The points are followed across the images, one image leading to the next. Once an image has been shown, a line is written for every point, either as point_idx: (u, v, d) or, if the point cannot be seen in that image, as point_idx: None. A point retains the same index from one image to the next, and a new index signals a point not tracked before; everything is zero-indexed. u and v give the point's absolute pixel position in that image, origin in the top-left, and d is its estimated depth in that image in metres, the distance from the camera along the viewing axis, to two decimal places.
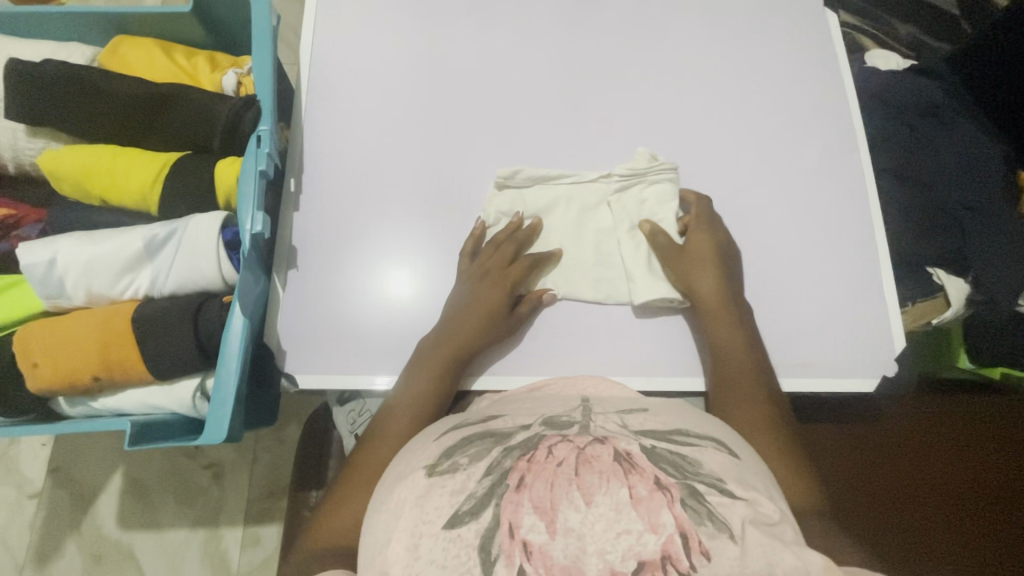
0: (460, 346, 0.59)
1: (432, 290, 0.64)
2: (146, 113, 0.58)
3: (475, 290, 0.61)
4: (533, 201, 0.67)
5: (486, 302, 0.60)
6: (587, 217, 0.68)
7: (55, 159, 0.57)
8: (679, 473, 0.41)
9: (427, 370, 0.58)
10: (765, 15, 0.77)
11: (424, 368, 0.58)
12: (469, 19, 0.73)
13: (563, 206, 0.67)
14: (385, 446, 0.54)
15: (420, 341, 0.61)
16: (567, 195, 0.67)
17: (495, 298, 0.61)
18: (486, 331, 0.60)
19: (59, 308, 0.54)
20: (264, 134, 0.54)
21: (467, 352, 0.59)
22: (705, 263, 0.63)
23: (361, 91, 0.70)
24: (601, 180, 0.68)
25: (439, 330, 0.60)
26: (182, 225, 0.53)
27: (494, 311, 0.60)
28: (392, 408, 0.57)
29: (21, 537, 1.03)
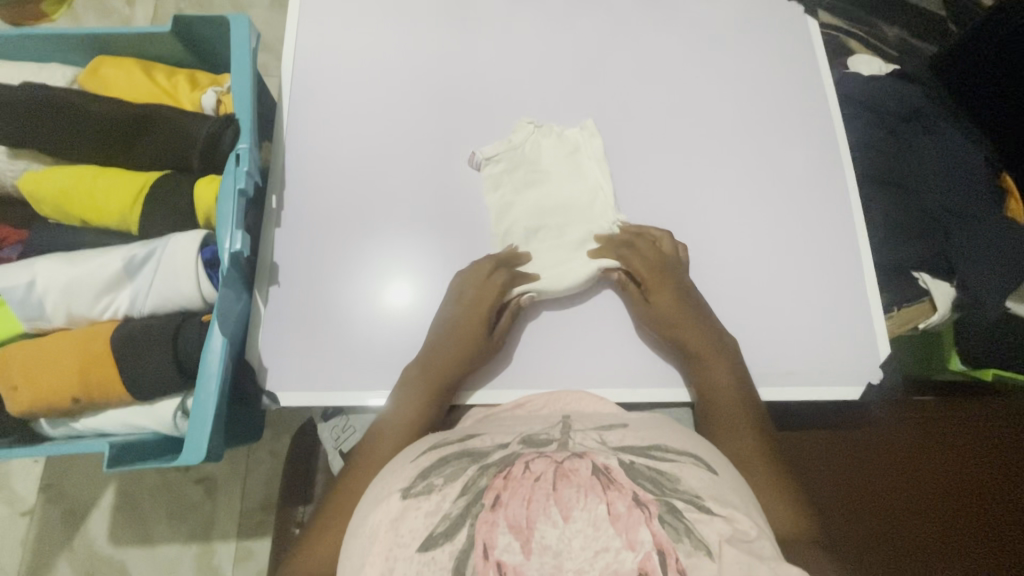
0: (445, 371, 0.59)
1: (419, 302, 0.64)
2: (127, 134, 0.58)
3: (457, 314, 0.61)
4: (501, 174, 0.68)
5: (467, 328, 0.60)
6: (559, 215, 0.67)
7: (35, 181, 0.57)
8: (657, 489, 0.41)
9: (417, 396, 0.58)
10: (746, 24, 0.77)
11: (415, 393, 0.58)
12: (450, 33, 0.74)
13: (530, 189, 0.68)
14: (366, 472, 0.54)
15: (405, 368, 0.61)
16: (547, 178, 0.69)
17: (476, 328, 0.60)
18: (470, 357, 0.60)
19: (39, 330, 0.54)
20: (243, 152, 0.54)
21: (452, 378, 0.59)
22: (669, 310, 0.61)
23: (342, 106, 0.70)
24: (597, 185, 0.68)
25: (424, 358, 0.60)
26: (160, 244, 0.53)
27: (474, 338, 0.60)
28: (380, 427, 0.57)
29: (13, 554, 1.03)
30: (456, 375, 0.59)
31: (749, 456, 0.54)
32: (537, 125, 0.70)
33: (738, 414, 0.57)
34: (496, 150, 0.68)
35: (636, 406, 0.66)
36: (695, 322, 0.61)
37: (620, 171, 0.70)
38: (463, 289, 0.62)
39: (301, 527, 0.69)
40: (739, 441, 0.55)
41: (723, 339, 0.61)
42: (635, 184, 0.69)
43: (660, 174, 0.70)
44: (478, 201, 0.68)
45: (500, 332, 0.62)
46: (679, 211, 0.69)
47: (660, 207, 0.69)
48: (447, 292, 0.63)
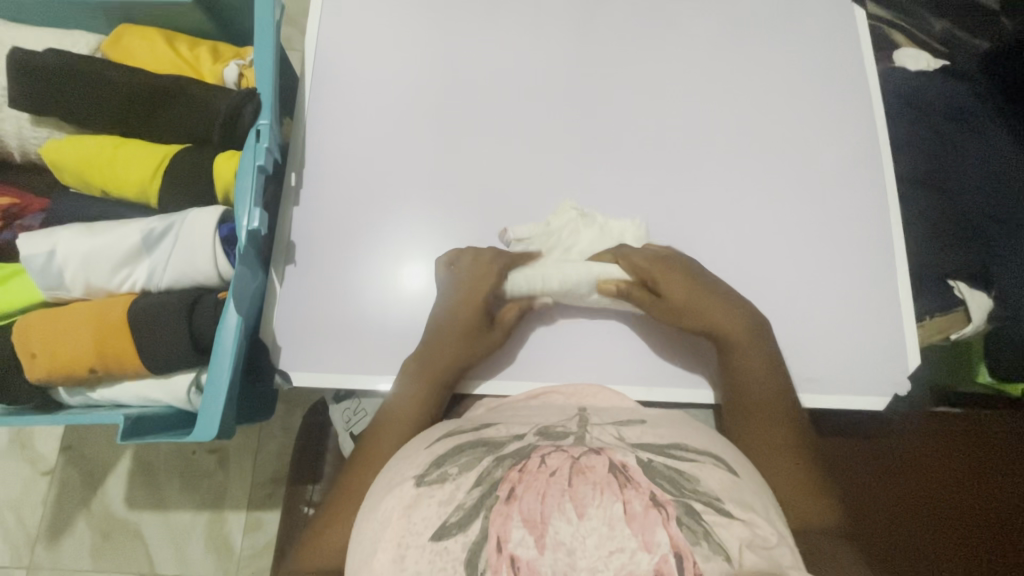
0: (448, 366, 0.59)
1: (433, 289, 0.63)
2: (149, 106, 0.58)
3: (455, 303, 0.60)
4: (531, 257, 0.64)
5: (461, 319, 0.59)
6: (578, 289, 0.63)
7: (58, 150, 0.57)
8: (676, 490, 0.41)
9: (421, 376, 0.58)
10: (788, 13, 0.73)
11: (418, 374, 0.58)
12: (478, 11, 0.71)
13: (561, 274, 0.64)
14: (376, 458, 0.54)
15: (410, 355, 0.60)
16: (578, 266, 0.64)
17: (470, 320, 0.59)
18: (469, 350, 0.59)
19: (58, 299, 0.54)
20: (263, 128, 0.54)
21: (453, 371, 0.59)
22: (690, 296, 0.59)
23: (366, 82, 0.68)
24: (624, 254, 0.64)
25: (426, 349, 0.59)
26: (179, 218, 0.53)
27: (471, 331, 0.59)
28: (387, 413, 0.58)
29: (35, 511, 1.06)
30: (466, 362, 0.59)
31: (774, 437, 0.55)
32: (580, 212, 0.65)
33: (773, 402, 0.57)
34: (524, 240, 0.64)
35: (651, 403, 0.65)
36: (724, 310, 0.58)
37: (649, 162, 0.67)
38: (459, 281, 0.61)
39: (311, 506, 0.70)
40: (768, 425, 0.56)
41: (753, 327, 0.58)
42: (663, 176, 0.67)
43: (689, 167, 0.67)
44: (500, 188, 0.66)
45: (500, 325, 0.60)
46: (708, 206, 0.66)
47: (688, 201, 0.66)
48: (451, 280, 0.61)
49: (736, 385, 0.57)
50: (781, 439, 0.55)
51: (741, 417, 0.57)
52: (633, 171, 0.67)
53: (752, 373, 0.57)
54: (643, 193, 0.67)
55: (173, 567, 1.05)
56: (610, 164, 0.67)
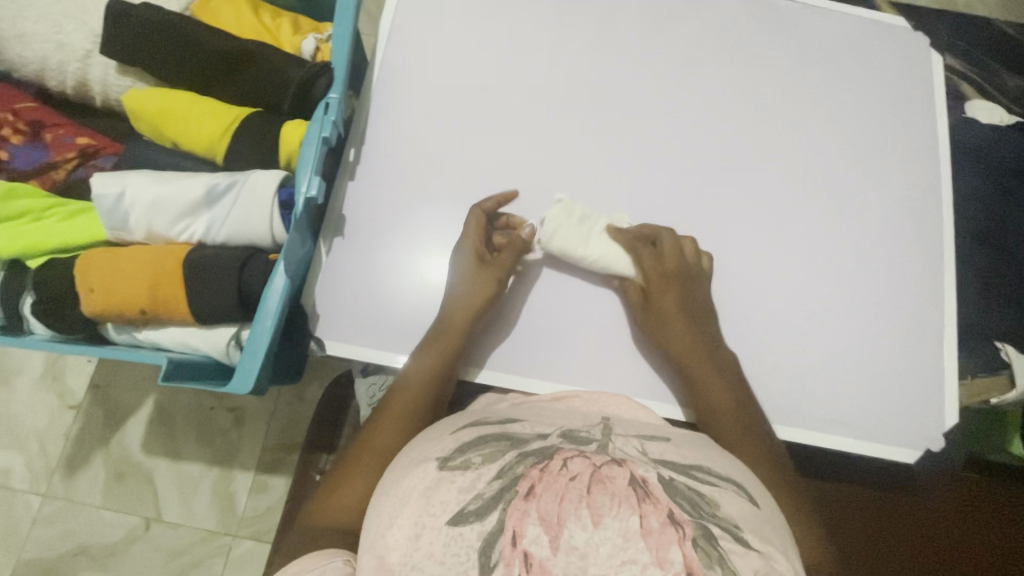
0: (438, 372, 0.58)
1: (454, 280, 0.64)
2: (228, 67, 0.60)
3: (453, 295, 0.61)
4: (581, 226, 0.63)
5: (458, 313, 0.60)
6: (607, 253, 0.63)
7: (138, 99, 0.59)
8: (696, 512, 0.41)
9: (419, 377, 0.58)
10: (863, 52, 0.72)
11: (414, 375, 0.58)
12: (551, 14, 0.72)
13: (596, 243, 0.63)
14: (393, 431, 0.56)
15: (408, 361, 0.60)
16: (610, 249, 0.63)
17: (467, 310, 0.60)
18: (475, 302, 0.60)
19: (120, 240, 0.57)
20: (332, 102, 0.55)
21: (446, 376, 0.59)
22: (666, 303, 0.61)
23: (433, 69, 0.70)
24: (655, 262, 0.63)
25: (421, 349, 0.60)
26: (243, 177, 0.55)
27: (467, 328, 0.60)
28: (394, 397, 0.58)
29: (57, 443, 1.11)
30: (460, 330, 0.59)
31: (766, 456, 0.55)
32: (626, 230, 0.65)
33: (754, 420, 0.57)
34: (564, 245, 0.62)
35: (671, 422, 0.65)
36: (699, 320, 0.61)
37: (702, 183, 0.67)
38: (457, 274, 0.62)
39: (322, 474, 0.71)
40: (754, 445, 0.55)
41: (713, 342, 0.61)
42: (714, 198, 0.67)
43: (743, 192, 0.67)
44: (551, 190, 0.67)
45: (498, 262, 0.62)
46: (757, 234, 0.66)
47: (738, 226, 0.66)
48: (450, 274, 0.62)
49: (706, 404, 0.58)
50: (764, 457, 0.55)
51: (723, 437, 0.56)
52: (685, 189, 0.67)
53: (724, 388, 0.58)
54: (693, 212, 0.66)
55: (178, 515, 1.08)
56: (664, 179, 0.67)
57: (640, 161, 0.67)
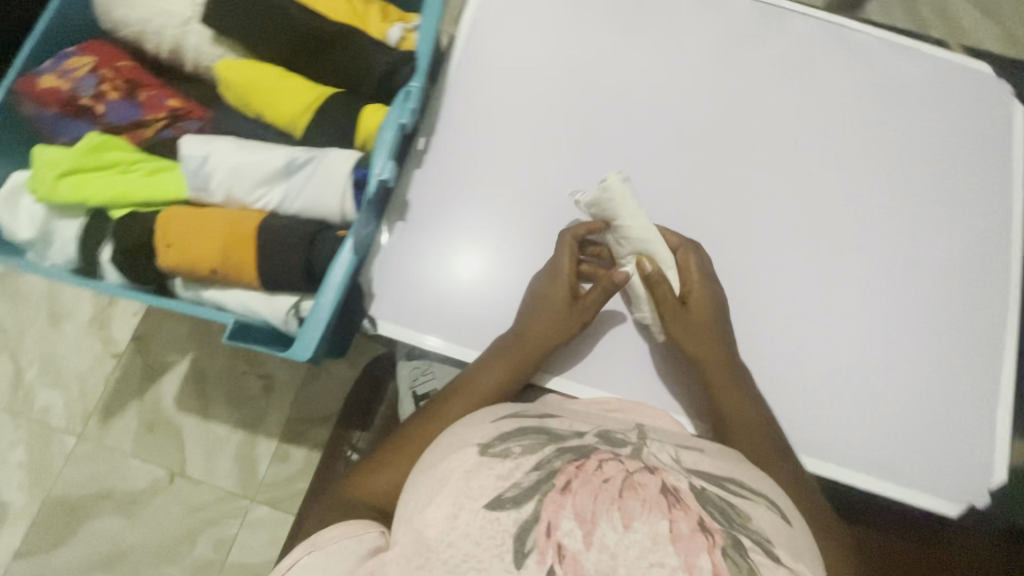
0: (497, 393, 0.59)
1: (487, 274, 0.65)
2: (317, 47, 0.62)
3: (539, 327, 0.60)
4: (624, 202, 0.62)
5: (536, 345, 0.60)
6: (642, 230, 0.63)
7: (229, 69, 0.62)
8: (726, 522, 0.42)
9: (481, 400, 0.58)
10: (945, 96, 0.71)
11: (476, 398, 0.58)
12: (631, 24, 0.72)
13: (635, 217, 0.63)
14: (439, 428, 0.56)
15: (472, 378, 0.59)
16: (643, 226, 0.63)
17: (546, 344, 0.60)
18: (561, 332, 0.60)
19: (198, 200, 0.59)
20: (413, 90, 0.57)
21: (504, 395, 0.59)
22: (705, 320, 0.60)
23: (508, 68, 0.71)
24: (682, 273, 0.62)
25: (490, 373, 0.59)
26: (321, 154, 0.57)
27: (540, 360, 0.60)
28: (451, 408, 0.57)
29: (96, 387, 1.15)
30: (532, 357, 0.60)
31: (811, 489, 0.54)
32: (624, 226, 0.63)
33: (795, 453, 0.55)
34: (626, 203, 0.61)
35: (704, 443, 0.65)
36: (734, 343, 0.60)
37: (763, 211, 0.67)
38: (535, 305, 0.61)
39: (355, 451, 0.72)
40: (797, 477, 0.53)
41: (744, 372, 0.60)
42: (774, 224, 0.66)
43: (803, 224, 0.66)
44: None
45: (586, 304, 0.61)
46: (814, 266, 0.65)
47: (795, 257, 0.65)
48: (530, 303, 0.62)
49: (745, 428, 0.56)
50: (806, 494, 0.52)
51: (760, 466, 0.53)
52: (745, 212, 0.67)
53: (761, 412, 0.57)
54: (752, 238, 0.66)
55: (201, 472, 1.11)
56: (725, 202, 0.67)
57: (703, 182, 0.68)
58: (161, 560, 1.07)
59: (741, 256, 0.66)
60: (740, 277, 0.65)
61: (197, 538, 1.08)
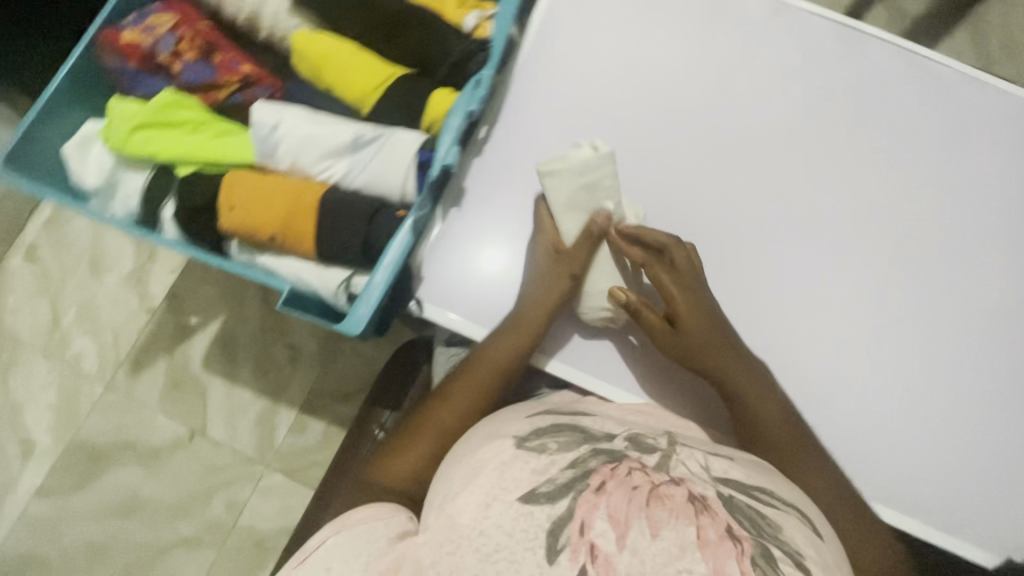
0: (494, 375, 0.59)
1: (511, 268, 0.65)
2: (393, 27, 0.62)
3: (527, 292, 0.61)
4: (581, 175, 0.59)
5: (526, 320, 0.60)
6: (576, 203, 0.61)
7: (305, 40, 0.62)
8: (756, 531, 0.42)
9: (475, 385, 0.59)
10: (1018, 139, 0.69)
11: (471, 382, 0.59)
12: (705, 31, 0.71)
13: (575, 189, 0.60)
14: (448, 413, 0.57)
15: (469, 362, 0.60)
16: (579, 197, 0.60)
17: (537, 318, 0.60)
18: (552, 291, 0.61)
19: (264, 167, 0.60)
20: (484, 78, 0.57)
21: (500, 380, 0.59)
22: (699, 335, 0.58)
23: (576, 65, 0.70)
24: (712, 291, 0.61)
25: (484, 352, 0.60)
26: (388, 132, 0.57)
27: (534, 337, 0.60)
28: (448, 394, 0.59)
29: (129, 340, 1.17)
30: (527, 344, 0.60)
31: (841, 505, 0.54)
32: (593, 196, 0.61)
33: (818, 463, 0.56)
34: (558, 171, 0.59)
35: None
36: (740, 360, 0.58)
37: (819, 235, 0.66)
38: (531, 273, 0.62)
39: (382, 431, 0.72)
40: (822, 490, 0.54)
41: (750, 378, 0.58)
42: (830, 249, 0.65)
43: (858, 253, 0.65)
44: (666, 208, 0.68)
45: (573, 257, 0.61)
46: (866, 296, 0.64)
47: (846, 285, 0.64)
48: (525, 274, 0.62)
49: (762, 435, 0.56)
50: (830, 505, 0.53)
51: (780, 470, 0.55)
52: (801, 234, 0.66)
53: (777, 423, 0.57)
54: (804, 262, 0.65)
55: (221, 434, 1.13)
56: (780, 223, 0.66)
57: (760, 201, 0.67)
58: (175, 515, 1.10)
59: (793, 278, 0.65)
60: (789, 300, 0.64)
61: (211, 497, 1.10)
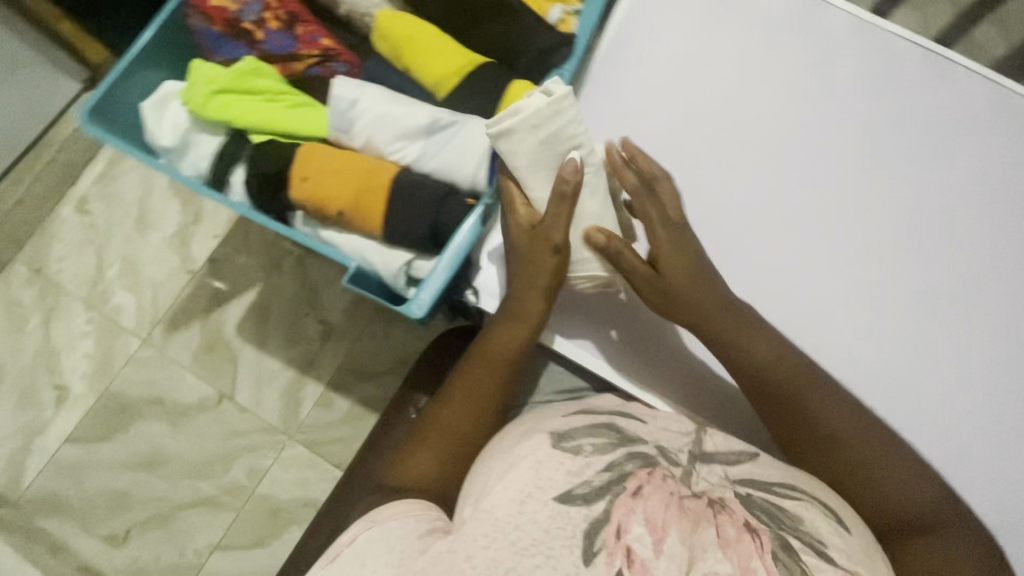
0: (490, 368, 0.56)
1: None
2: (477, 15, 0.62)
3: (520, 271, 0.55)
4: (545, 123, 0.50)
5: (521, 309, 0.56)
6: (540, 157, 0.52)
7: (389, 20, 0.62)
8: (774, 523, 0.48)
9: (478, 383, 0.56)
10: None
11: (473, 380, 0.56)
12: (786, 45, 0.69)
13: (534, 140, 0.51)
14: (457, 413, 0.55)
15: (469, 360, 0.58)
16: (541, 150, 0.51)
17: (532, 308, 0.56)
18: (541, 272, 0.54)
19: (338, 142, 0.61)
20: (565, 71, 0.57)
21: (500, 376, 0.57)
22: (672, 280, 0.55)
23: (650, 67, 0.69)
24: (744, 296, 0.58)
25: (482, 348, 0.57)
26: (465, 119, 0.57)
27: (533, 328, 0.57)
28: (452, 392, 0.57)
29: (167, 299, 1.19)
30: (526, 335, 0.56)
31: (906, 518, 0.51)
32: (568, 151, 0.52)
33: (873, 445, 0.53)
34: (512, 129, 0.50)
35: None
36: (740, 323, 0.56)
37: (880, 268, 0.64)
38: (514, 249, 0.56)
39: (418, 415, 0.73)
40: (878, 491, 0.52)
41: (751, 340, 0.56)
42: (892, 277, 0.64)
43: (917, 288, 0.64)
44: (730, 221, 0.66)
45: (546, 227, 0.54)
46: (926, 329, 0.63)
47: (903, 322, 0.63)
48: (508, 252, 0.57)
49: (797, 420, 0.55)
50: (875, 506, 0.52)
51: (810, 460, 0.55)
52: (864, 260, 0.65)
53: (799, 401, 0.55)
54: (862, 293, 0.64)
55: (248, 401, 1.14)
56: (839, 251, 0.65)
57: (816, 221, 0.66)
58: (197, 475, 1.11)
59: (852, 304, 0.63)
60: (843, 331, 0.63)
61: (233, 462, 1.12)
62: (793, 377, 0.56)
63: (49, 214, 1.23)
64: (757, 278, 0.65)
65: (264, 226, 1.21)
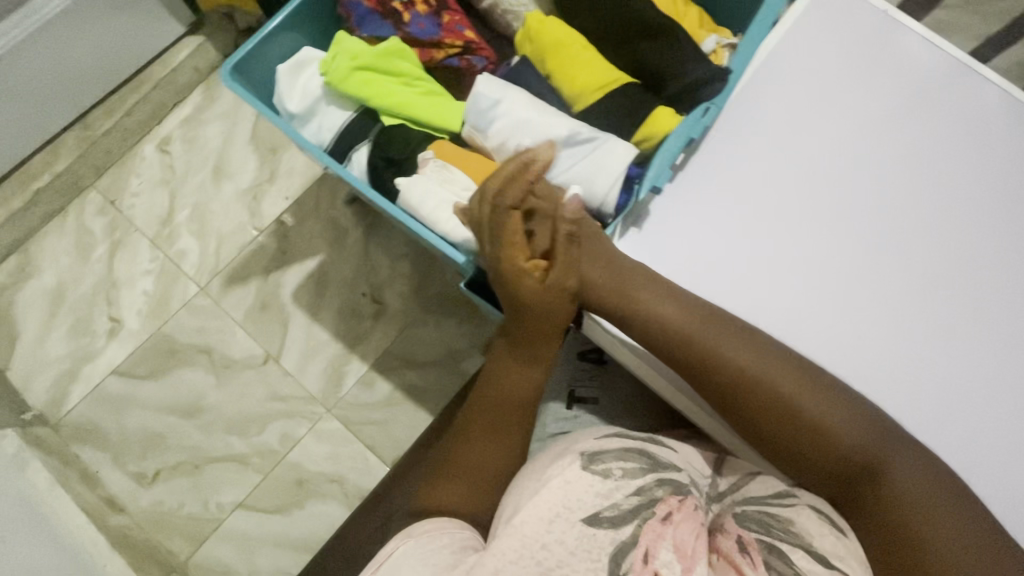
0: (503, 400, 0.64)
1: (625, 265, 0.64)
2: (633, 35, 0.67)
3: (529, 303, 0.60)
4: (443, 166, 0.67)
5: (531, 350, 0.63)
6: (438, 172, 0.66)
7: (542, 23, 0.67)
8: (765, 531, 0.53)
9: (494, 421, 0.63)
10: None
11: (487, 419, 0.63)
12: (938, 110, 0.65)
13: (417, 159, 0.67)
14: (479, 449, 0.62)
15: (481, 398, 0.65)
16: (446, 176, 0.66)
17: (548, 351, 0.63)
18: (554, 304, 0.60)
19: (471, 138, 0.66)
20: (714, 109, 0.59)
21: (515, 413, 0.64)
22: (614, 275, 0.59)
23: (788, 112, 0.65)
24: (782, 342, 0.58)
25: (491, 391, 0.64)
26: (603, 139, 0.63)
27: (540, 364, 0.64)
28: (471, 427, 0.64)
29: (230, 252, 1.20)
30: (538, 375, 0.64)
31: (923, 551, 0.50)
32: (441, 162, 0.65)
33: (847, 430, 0.54)
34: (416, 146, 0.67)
35: None
36: (703, 329, 0.56)
37: (953, 348, 0.59)
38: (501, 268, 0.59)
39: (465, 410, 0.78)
40: (879, 495, 0.53)
41: (723, 362, 0.56)
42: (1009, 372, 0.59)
43: (1008, 381, 0.59)
44: (847, 288, 0.61)
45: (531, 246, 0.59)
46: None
47: (989, 418, 0.58)
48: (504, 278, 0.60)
49: (765, 439, 0.57)
50: (831, 474, 0.55)
51: (781, 461, 0.57)
52: (982, 352, 0.60)
53: (790, 421, 0.55)
54: (932, 369, 0.59)
55: (293, 366, 1.14)
56: (898, 317, 0.60)
57: (876, 274, 0.61)
58: (230, 431, 1.12)
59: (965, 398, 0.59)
60: (909, 408, 0.58)
61: (267, 425, 1.12)
62: (761, 396, 0.56)
63: (131, 150, 1.25)
64: (836, 362, 0.59)
65: (337, 196, 1.22)
